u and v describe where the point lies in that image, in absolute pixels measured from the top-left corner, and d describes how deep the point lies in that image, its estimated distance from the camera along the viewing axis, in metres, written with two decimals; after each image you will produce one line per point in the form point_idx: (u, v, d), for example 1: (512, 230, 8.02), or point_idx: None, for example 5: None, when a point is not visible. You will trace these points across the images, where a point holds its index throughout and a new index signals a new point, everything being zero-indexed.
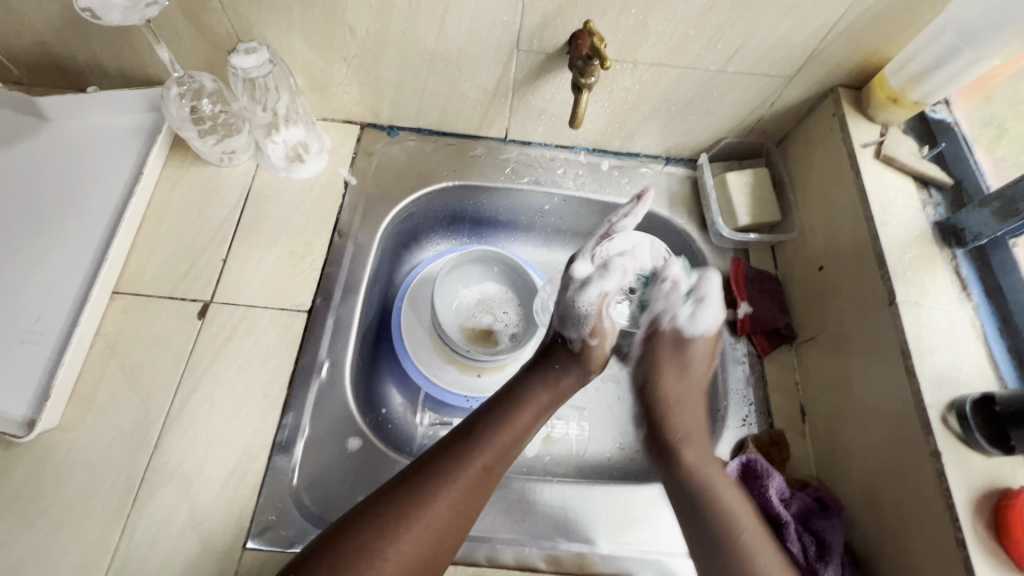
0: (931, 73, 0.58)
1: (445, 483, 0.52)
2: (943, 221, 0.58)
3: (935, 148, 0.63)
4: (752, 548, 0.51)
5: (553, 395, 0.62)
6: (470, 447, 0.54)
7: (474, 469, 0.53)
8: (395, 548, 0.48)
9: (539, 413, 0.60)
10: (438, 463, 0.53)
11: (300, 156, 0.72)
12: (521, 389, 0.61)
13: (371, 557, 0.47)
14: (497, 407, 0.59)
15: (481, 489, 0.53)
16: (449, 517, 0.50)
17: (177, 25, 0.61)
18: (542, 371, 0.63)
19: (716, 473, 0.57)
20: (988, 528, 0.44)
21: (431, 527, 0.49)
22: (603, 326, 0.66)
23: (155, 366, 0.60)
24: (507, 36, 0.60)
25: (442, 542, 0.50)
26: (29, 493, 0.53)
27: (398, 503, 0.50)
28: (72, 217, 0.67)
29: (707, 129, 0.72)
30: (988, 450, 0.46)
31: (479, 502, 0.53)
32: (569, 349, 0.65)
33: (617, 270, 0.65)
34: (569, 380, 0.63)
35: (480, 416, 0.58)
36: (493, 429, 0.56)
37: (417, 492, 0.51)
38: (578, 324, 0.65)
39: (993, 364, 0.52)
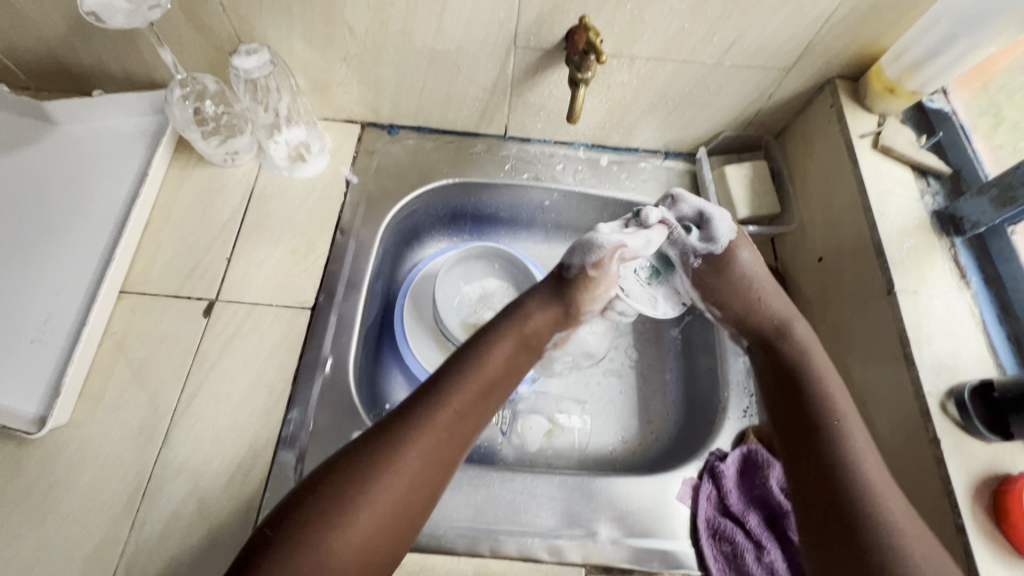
0: (926, 63, 0.58)
1: (415, 431, 0.48)
2: (940, 211, 0.58)
3: (932, 137, 0.63)
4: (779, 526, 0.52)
5: (522, 334, 0.57)
6: (443, 393, 0.51)
7: (443, 415, 0.49)
8: (361, 509, 0.44)
9: (514, 351, 0.56)
10: (407, 412, 0.49)
11: (302, 156, 0.73)
12: (495, 330, 0.57)
13: (333, 517, 0.43)
14: (470, 348, 0.55)
15: (453, 436, 0.49)
16: (421, 467, 0.47)
17: (180, 29, 0.62)
18: (522, 316, 0.58)
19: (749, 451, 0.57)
20: (988, 514, 0.44)
21: (399, 479, 0.46)
22: (611, 266, 0.59)
23: (162, 363, 0.61)
24: (504, 33, 0.61)
25: (411, 491, 0.46)
26: (41, 489, 0.54)
27: (364, 456, 0.46)
28: (79, 218, 0.68)
29: (705, 123, 0.73)
30: (986, 436, 0.46)
31: (453, 449, 0.49)
32: (563, 281, 0.59)
33: (629, 225, 0.63)
34: (547, 315, 0.59)
35: (449, 360, 0.54)
36: (465, 368, 0.53)
37: (384, 442, 0.47)
38: (583, 255, 0.58)
39: (993, 351, 0.52)
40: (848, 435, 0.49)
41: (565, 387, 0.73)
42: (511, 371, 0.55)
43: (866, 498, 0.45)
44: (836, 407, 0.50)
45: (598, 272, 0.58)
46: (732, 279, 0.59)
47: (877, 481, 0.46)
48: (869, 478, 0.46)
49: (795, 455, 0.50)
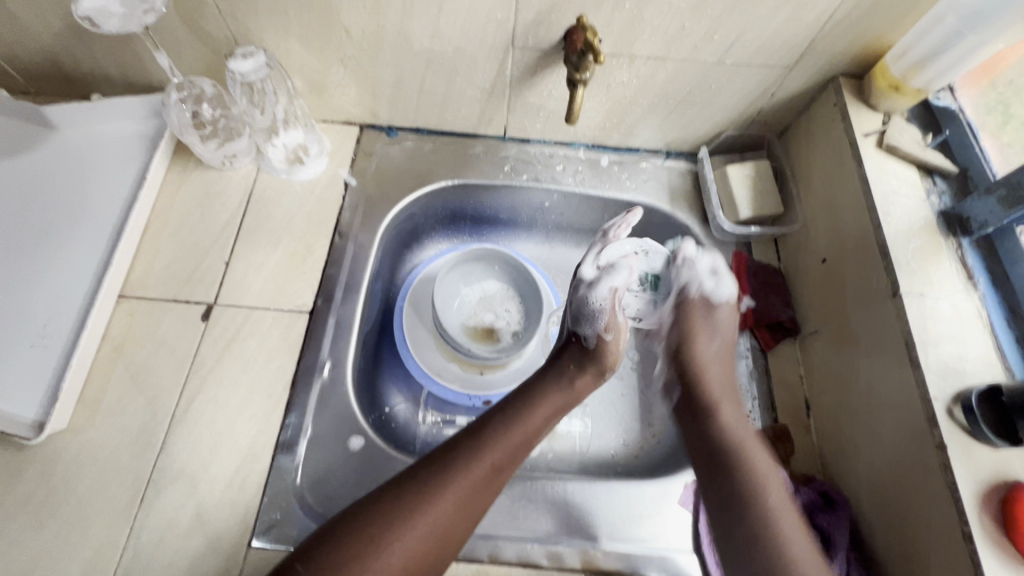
0: (931, 60, 0.57)
1: (453, 479, 0.51)
2: (947, 211, 0.57)
3: (939, 135, 0.62)
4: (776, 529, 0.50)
5: (565, 392, 0.61)
6: (483, 444, 0.54)
7: (483, 465, 0.53)
8: (400, 542, 0.47)
9: (550, 411, 0.59)
10: (449, 457, 0.53)
11: (300, 158, 0.73)
12: (531, 389, 0.61)
13: (376, 549, 0.47)
14: (511, 403, 0.59)
15: (489, 487, 0.53)
16: (455, 514, 0.50)
17: (176, 33, 0.62)
18: (556, 372, 0.63)
19: (755, 453, 0.56)
20: (996, 521, 0.43)
21: (436, 522, 0.49)
22: (617, 322, 0.67)
23: (160, 368, 0.61)
24: (501, 33, 0.60)
25: (446, 538, 0.49)
26: (40, 494, 0.54)
27: (409, 495, 0.50)
28: (78, 222, 0.68)
29: (707, 122, 0.72)
30: (994, 441, 0.45)
31: (486, 500, 0.52)
32: (582, 346, 0.66)
33: (623, 268, 0.68)
34: (584, 377, 0.63)
35: (493, 413, 0.58)
36: (507, 424, 0.56)
37: (427, 486, 0.50)
38: (593, 321, 0.66)
39: (1001, 354, 0.51)
40: (764, 485, 0.53)
41: None
42: (545, 427, 0.59)
43: (770, 543, 0.50)
44: (746, 459, 0.55)
45: (613, 335, 0.66)
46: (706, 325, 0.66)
47: (785, 522, 0.51)
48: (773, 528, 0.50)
49: (711, 497, 0.55)
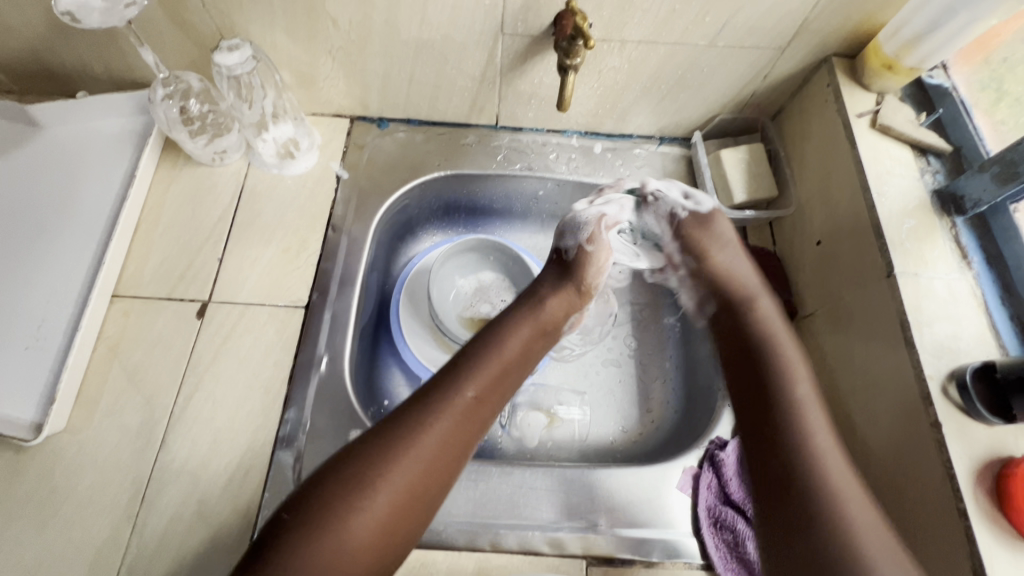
0: (924, 38, 0.56)
1: (435, 414, 0.51)
2: (941, 190, 0.57)
3: (932, 114, 0.62)
4: (815, 455, 0.49)
5: (539, 321, 0.61)
6: (459, 378, 0.54)
7: (463, 399, 0.53)
8: (386, 479, 0.47)
9: (526, 343, 0.59)
10: (427, 397, 0.52)
11: (291, 152, 0.73)
12: (504, 324, 0.60)
13: (362, 489, 0.47)
14: (482, 339, 0.59)
15: (471, 419, 0.53)
16: (439, 449, 0.50)
17: (160, 27, 0.61)
18: (527, 302, 0.63)
19: (799, 381, 0.54)
20: (991, 497, 0.44)
21: (420, 460, 0.49)
22: (602, 239, 0.66)
23: (157, 366, 0.61)
24: (490, 20, 0.60)
25: (432, 471, 0.50)
26: (41, 495, 0.54)
27: (391, 434, 0.49)
28: (68, 222, 0.67)
29: (700, 106, 0.71)
30: (989, 419, 0.45)
31: (470, 432, 0.53)
32: (562, 259, 0.66)
33: (614, 202, 0.68)
34: (557, 299, 0.63)
35: (466, 350, 0.57)
36: (483, 361, 0.56)
37: (408, 424, 0.50)
38: (576, 232, 0.66)
39: (996, 332, 0.51)
40: (807, 427, 0.51)
41: (563, 377, 0.73)
42: (522, 360, 0.59)
43: (816, 479, 0.48)
44: (773, 395, 0.54)
45: (593, 247, 0.66)
46: (711, 233, 0.66)
47: (828, 459, 0.49)
48: (824, 464, 0.49)
49: (755, 447, 0.53)
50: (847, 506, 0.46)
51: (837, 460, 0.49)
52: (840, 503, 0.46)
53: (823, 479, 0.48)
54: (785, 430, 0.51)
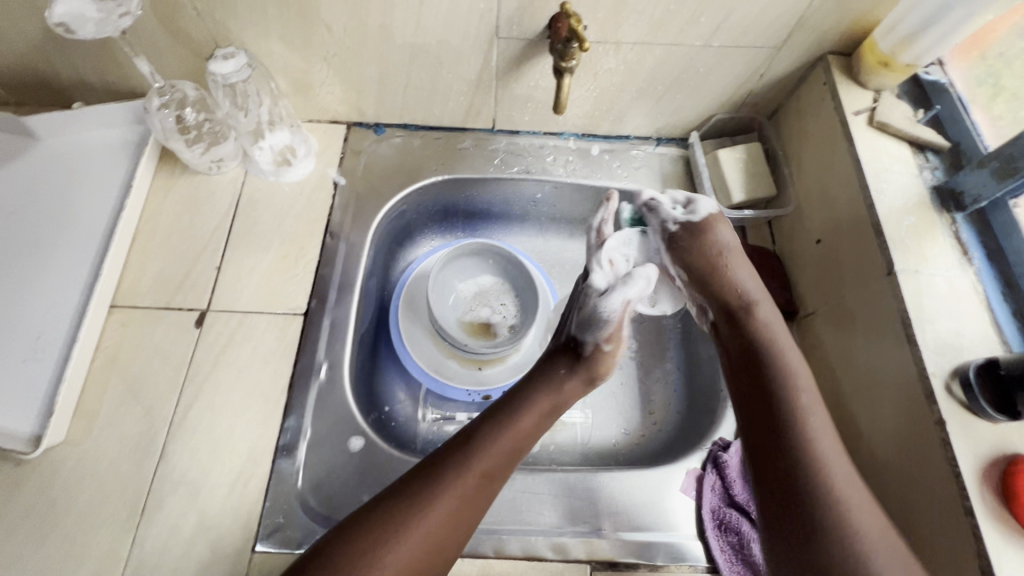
0: (920, 35, 0.56)
1: (444, 491, 0.49)
2: (940, 186, 0.57)
3: (929, 111, 0.61)
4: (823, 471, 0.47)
5: (556, 399, 0.58)
6: (473, 453, 0.52)
7: (472, 477, 0.51)
8: (385, 559, 0.46)
9: (541, 419, 0.57)
10: (438, 470, 0.51)
11: (288, 160, 0.72)
12: (523, 396, 0.58)
13: (360, 567, 0.45)
14: (499, 411, 0.56)
15: (478, 500, 0.51)
16: (443, 530, 0.48)
17: (154, 37, 0.61)
18: (544, 375, 0.60)
19: (810, 404, 0.51)
20: (997, 495, 0.43)
21: (422, 540, 0.47)
22: (620, 335, 0.61)
23: (156, 376, 0.60)
24: (484, 24, 0.60)
25: (432, 555, 0.48)
26: (40, 508, 0.54)
27: (398, 510, 0.48)
28: (65, 233, 0.67)
29: (697, 106, 0.71)
30: (994, 416, 0.45)
31: (475, 513, 0.50)
32: (579, 354, 0.61)
33: (639, 278, 0.62)
34: (573, 381, 0.60)
35: (481, 421, 0.55)
36: (493, 437, 0.54)
37: (416, 498, 0.49)
38: (597, 329, 0.60)
39: (998, 328, 0.50)
40: (811, 444, 0.48)
41: None
42: (535, 434, 0.56)
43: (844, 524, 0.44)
44: (802, 410, 0.50)
45: (612, 344, 0.61)
46: (704, 245, 0.62)
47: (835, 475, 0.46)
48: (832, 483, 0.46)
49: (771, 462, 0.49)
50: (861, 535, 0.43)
51: (837, 454, 0.48)
52: (840, 499, 0.45)
53: (827, 483, 0.46)
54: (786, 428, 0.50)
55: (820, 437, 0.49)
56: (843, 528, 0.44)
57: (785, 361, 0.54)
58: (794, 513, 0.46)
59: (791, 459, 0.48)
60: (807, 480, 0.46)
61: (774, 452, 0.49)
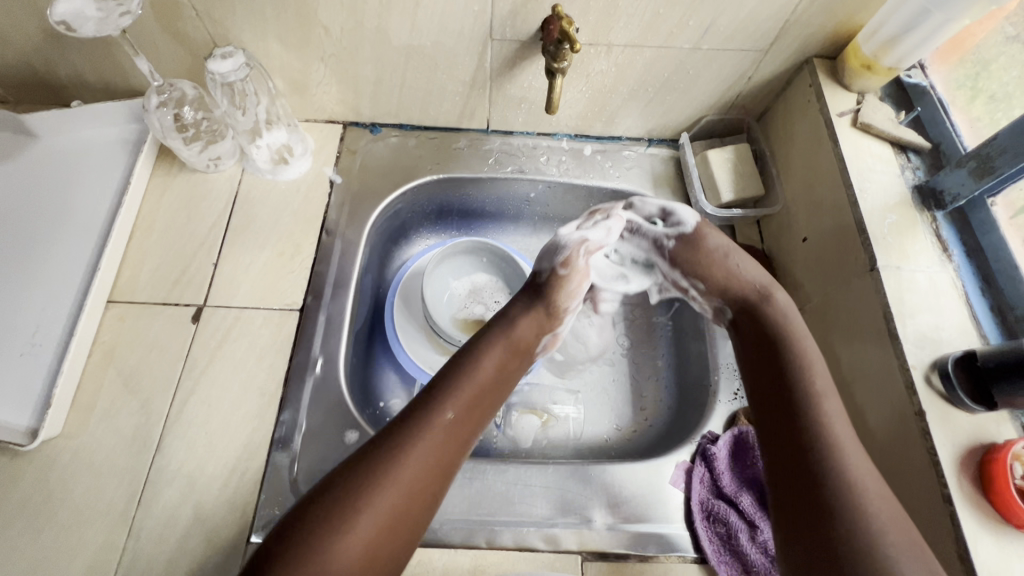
0: (901, 38, 0.57)
1: (415, 439, 0.50)
2: (921, 185, 0.59)
3: (911, 113, 0.63)
4: (846, 469, 0.46)
5: (511, 340, 0.60)
6: (439, 401, 0.53)
7: (441, 421, 0.52)
8: (366, 508, 0.46)
9: (500, 360, 0.59)
10: (403, 421, 0.51)
11: (285, 159, 0.73)
12: (479, 343, 0.59)
13: (343, 518, 0.45)
14: (457, 360, 0.58)
15: (451, 442, 0.52)
16: (421, 475, 0.49)
17: (154, 36, 0.62)
18: (501, 320, 0.62)
19: (825, 385, 0.52)
20: (975, 484, 0.45)
21: (402, 485, 0.48)
22: (577, 261, 0.65)
23: (152, 371, 0.61)
24: (478, 26, 0.61)
25: (416, 496, 0.48)
26: (36, 500, 0.54)
27: (372, 460, 0.48)
28: (63, 229, 0.68)
29: (687, 108, 0.73)
30: (971, 407, 0.46)
31: (450, 453, 0.51)
32: (536, 282, 0.65)
33: (601, 226, 0.67)
34: (527, 318, 0.63)
35: (442, 371, 0.56)
36: (456, 384, 0.55)
37: (389, 448, 0.49)
38: (552, 254, 0.65)
39: (976, 323, 0.52)
40: (829, 422, 0.50)
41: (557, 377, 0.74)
42: (500, 377, 0.58)
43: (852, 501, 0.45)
44: (820, 397, 0.51)
45: (569, 269, 0.65)
46: (704, 254, 0.64)
47: (849, 456, 0.47)
48: (852, 477, 0.46)
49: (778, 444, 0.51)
50: (876, 528, 0.43)
51: (848, 433, 0.49)
52: (852, 479, 0.46)
53: (840, 466, 0.47)
54: (801, 416, 0.51)
55: (838, 416, 0.50)
56: (860, 510, 0.44)
57: (805, 355, 0.54)
58: (808, 494, 0.47)
59: (804, 442, 0.49)
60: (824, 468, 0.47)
61: (788, 427, 0.51)
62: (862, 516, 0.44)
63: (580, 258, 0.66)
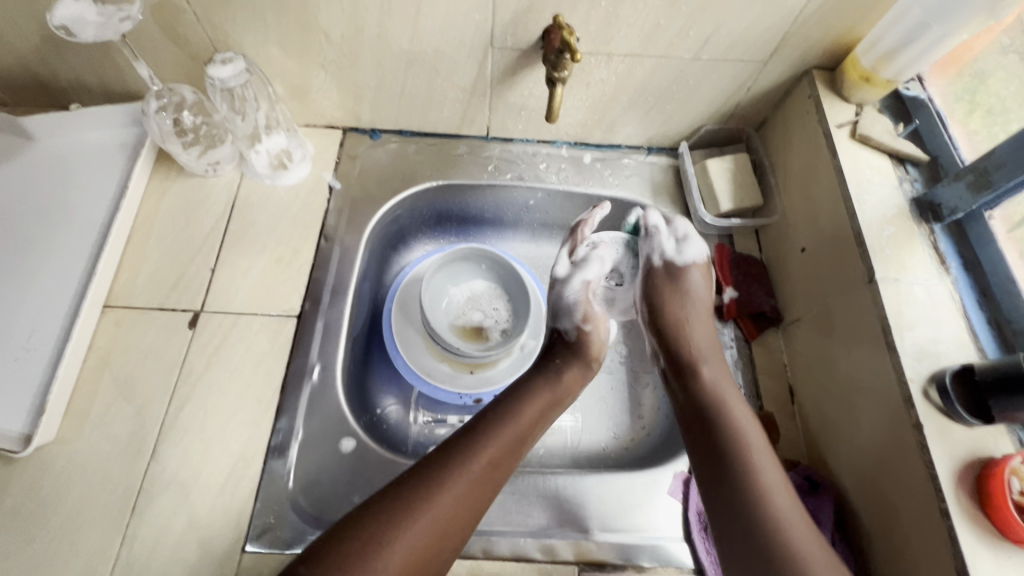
0: (900, 51, 0.58)
1: (454, 478, 0.51)
2: (919, 198, 0.59)
3: (909, 126, 0.64)
4: (771, 507, 0.50)
5: (556, 392, 0.62)
6: (480, 441, 0.55)
7: (480, 465, 0.53)
8: (401, 540, 0.47)
9: (539, 410, 0.60)
10: (447, 458, 0.53)
11: (284, 164, 0.73)
12: (521, 391, 0.61)
13: (378, 546, 0.46)
14: (501, 404, 0.59)
15: (486, 486, 0.53)
16: (454, 512, 0.50)
17: (153, 41, 0.62)
18: (542, 371, 0.64)
19: (750, 429, 0.56)
20: (972, 498, 0.45)
21: (435, 521, 0.49)
22: (595, 313, 0.70)
23: (148, 377, 0.61)
24: (479, 34, 0.61)
25: (446, 534, 0.49)
26: (29, 508, 0.54)
27: (411, 493, 0.50)
28: (60, 233, 0.67)
29: (686, 117, 0.73)
30: (968, 420, 0.46)
31: (485, 498, 0.52)
32: (565, 341, 0.68)
33: (594, 261, 0.72)
34: (571, 373, 0.65)
35: (485, 413, 0.58)
36: (499, 428, 0.56)
37: (429, 484, 0.50)
38: (570, 315, 0.69)
39: (974, 336, 0.52)
40: (754, 465, 0.53)
41: None
42: (538, 425, 0.60)
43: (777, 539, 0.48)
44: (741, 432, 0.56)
45: (591, 324, 0.69)
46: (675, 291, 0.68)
47: (777, 499, 0.51)
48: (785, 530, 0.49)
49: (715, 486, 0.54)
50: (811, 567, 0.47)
51: (773, 467, 0.53)
52: (784, 529, 0.49)
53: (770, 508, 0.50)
54: (731, 449, 0.55)
55: (759, 447, 0.54)
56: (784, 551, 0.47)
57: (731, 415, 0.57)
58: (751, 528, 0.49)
59: (731, 469, 0.53)
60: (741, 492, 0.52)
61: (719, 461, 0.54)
62: (776, 539, 0.48)
63: (596, 308, 0.70)
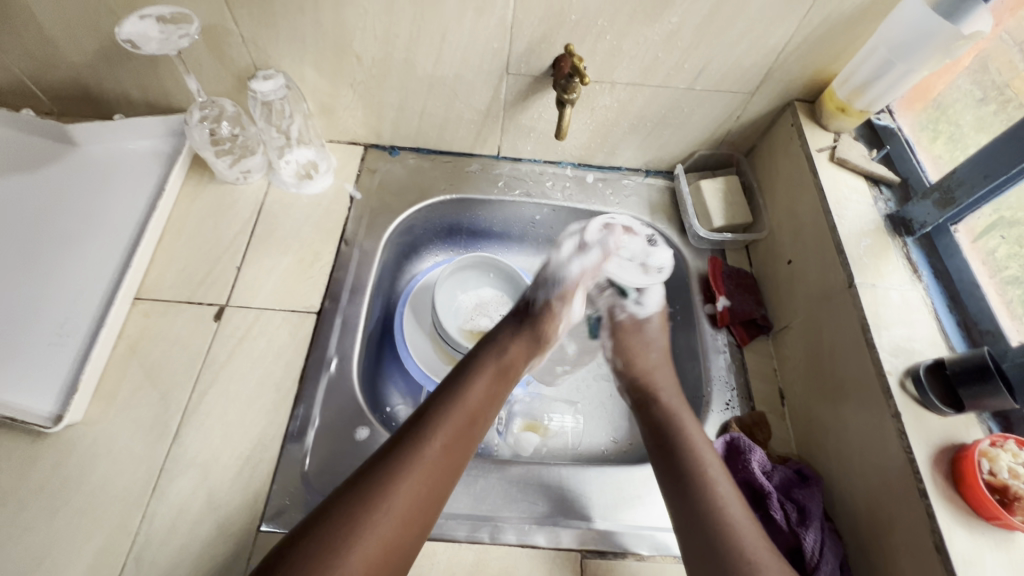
0: (871, 84, 0.65)
1: (412, 460, 0.52)
2: (892, 214, 0.65)
3: (882, 150, 0.71)
4: (721, 501, 0.53)
5: (500, 365, 0.64)
6: (431, 426, 0.55)
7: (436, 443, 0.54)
8: (371, 527, 0.47)
9: (489, 388, 0.61)
10: (398, 447, 0.53)
11: (310, 174, 0.79)
12: (464, 370, 0.62)
13: (345, 537, 0.46)
14: (446, 386, 0.60)
15: (448, 462, 0.54)
16: (420, 492, 0.51)
17: (202, 59, 0.68)
18: (488, 347, 0.65)
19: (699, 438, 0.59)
20: (947, 480, 0.48)
21: (402, 505, 0.49)
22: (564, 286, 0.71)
23: (173, 364, 0.64)
24: (497, 61, 0.68)
25: (416, 515, 0.50)
26: (53, 483, 0.56)
27: (369, 483, 0.50)
28: (97, 230, 0.72)
29: (681, 142, 0.80)
30: (942, 409, 0.51)
31: (445, 478, 0.53)
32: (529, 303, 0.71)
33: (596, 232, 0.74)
34: (515, 347, 0.67)
35: (432, 398, 0.59)
36: (449, 408, 0.57)
37: (384, 471, 0.51)
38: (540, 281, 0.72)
39: (945, 336, 0.57)
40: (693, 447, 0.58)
41: (558, 390, 0.78)
42: (487, 403, 0.61)
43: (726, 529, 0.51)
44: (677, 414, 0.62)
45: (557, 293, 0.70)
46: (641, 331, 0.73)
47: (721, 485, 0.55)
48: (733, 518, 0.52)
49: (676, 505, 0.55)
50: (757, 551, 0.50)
51: (714, 454, 0.58)
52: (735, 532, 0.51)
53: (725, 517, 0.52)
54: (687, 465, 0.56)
55: (708, 453, 0.57)
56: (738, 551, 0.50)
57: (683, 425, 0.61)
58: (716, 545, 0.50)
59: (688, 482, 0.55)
60: (690, 487, 0.55)
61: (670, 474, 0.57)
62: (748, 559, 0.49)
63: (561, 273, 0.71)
